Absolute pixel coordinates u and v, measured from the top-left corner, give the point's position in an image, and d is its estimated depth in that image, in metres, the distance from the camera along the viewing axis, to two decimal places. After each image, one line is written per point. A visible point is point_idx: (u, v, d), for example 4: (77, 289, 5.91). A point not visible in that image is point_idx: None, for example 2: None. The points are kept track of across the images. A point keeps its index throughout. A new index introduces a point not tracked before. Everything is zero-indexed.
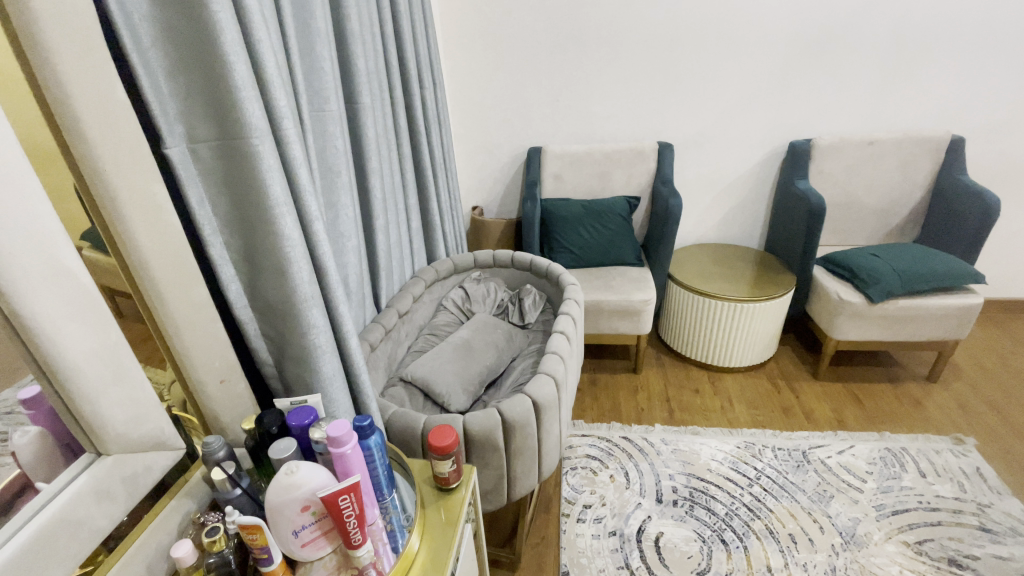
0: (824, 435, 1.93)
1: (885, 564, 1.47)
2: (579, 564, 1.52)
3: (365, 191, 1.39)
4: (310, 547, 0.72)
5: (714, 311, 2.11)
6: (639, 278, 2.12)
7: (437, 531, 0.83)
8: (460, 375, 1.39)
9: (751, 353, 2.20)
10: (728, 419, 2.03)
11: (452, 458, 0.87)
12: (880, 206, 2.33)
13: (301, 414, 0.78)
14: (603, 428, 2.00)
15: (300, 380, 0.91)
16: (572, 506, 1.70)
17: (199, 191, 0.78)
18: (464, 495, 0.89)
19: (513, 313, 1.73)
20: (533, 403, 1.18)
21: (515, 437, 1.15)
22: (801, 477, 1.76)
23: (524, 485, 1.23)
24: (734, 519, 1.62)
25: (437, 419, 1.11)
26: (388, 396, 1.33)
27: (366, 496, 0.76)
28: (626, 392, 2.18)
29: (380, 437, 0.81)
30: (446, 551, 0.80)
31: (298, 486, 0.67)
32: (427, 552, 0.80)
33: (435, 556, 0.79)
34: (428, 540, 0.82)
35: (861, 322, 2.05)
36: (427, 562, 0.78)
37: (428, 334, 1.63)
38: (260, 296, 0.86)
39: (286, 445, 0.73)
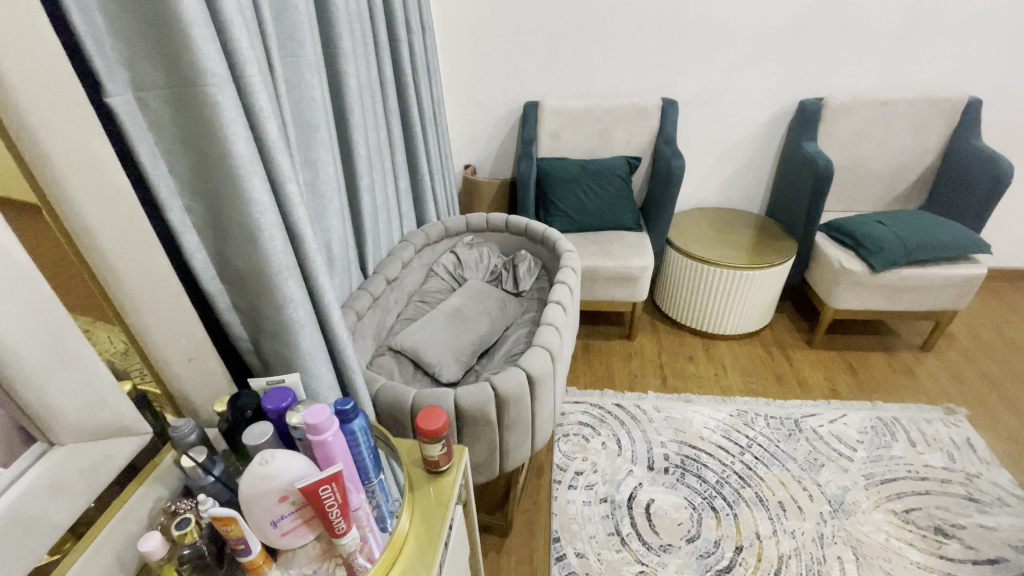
0: (817, 404, 1.92)
1: (872, 531, 1.49)
2: (569, 530, 1.53)
3: (348, 148, 1.28)
4: (291, 536, 0.68)
5: (713, 278, 2.06)
6: (638, 243, 2.05)
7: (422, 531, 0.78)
8: (452, 345, 1.34)
9: (747, 321, 2.16)
10: (722, 386, 2.01)
11: (442, 442, 0.80)
12: (888, 170, 2.25)
13: (277, 397, 0.71)
14: (596, 395, 1.98)
15: (278, 357, 0.85)
16: (564, 472, 1.70)
17: (151, 146, 0.68)
18: (455, 478, 0.85)
19: (507, 279, 1.66)
20: (527, 377, 1.13)
21: (508, 412, 1.11)
22: (792, 446, 1.76)
23: (517, 457, 1.20)
24: (724, 487, 1.63)
25: (427, 395, 1.06)
26: (376, 366, 1.28)
27: (350, 482, 0.71)
28: (620, 359, 2.16)
29: (365, 421, 0.75)
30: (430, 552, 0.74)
31: (273, 477, 0.62)
32: (410, 554, 0.74)
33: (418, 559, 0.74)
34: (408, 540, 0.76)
35: (861, 291, 2.01)
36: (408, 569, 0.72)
37: (419, 302, 1.56)
38: (228, 266, 0.77)
39: (261, 431, 0.67)
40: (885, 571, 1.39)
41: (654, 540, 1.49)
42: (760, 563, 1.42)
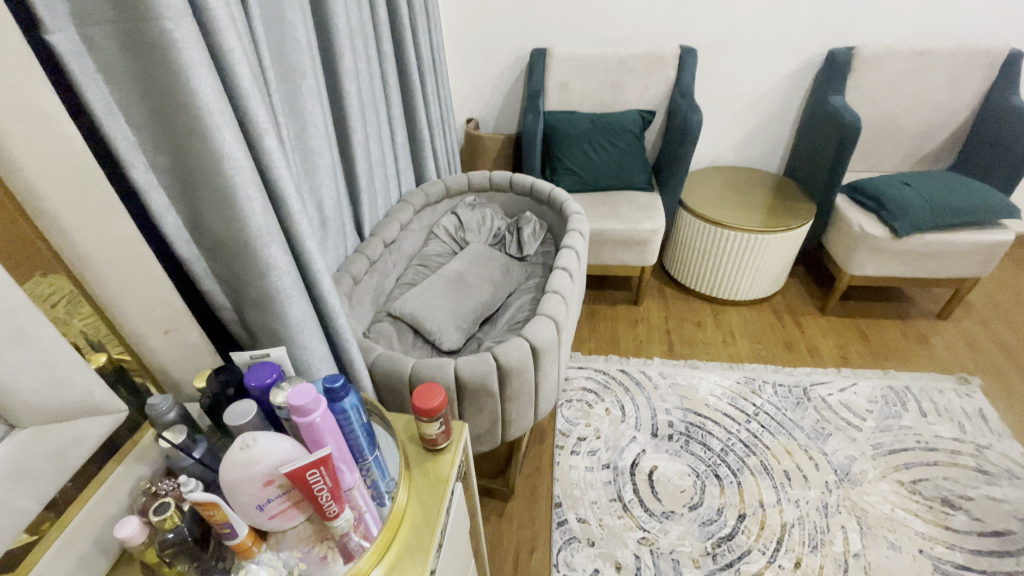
0: (827, 372, 1.88)
1: (877, 502, 1.47)
2: (571, 495, 1.52)
3: (339, 99, 1.18)
4: (279, 518, 0.64)
5: (726, 242, 1.97)
6: (648, 205, 1.95)
7: (416, 518, 0.72)
8: (453, 312, 1.28)
9: (758, 286, 2.09)
10: (730, 353, 1.97)
11: (440, 420, 0.75)
12: (918, 127, 2.11)
13: (261, 372, 0.66)
14: (601, 361, 1.94)
15: (264, 328, 0.79)
16: (567, 438, 1.68)
17: (103, 93, 0.60)
18: (454, 456, 0.80)
19: (510, 242, 1.58)
20: (531, 347, 1.08)
21: (511, 383, 1.06)
22: (800, 415, 1.73)
23: (520, 427, 1.17)
24: (729, 455, 1.61)
25: (425, 365, 1.01)
26: (374, 333, 1.23)
27: (340, 463, 0.67)
28: (625, 324, 2.10)
29: (357, 398, 0.70)
30: (425, 542, 0.70)
31: (256, 461, 0.57)
32: (403, 543, 0.69)
33: (411, 549, 0.69)
34: (401, 528, 0.71)
35: (881, 257, 1.92)
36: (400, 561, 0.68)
37: (418, 266, 1.49)
38: (203, 231, 0.70)
39: (245, 410, 0.62)
40: (889, 541, 1.38)
41: (656, 507, 1.48)
42: (763, 531, 1.42)
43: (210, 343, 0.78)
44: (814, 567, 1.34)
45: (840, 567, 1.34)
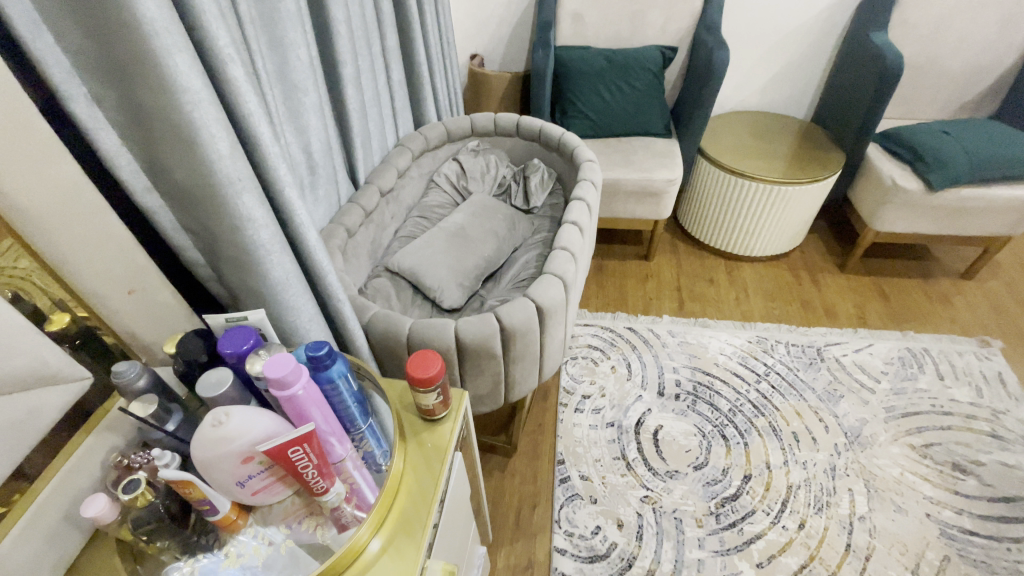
0: (843, 332, 1.81)
1: (887, 465, 1.45)
2: (574, 453, 1.50)
3: (326, 27, 1.05)
4: (264, 494, 0.59)
5: (746, 194, 1.85)
6: (665, 153, 1.82)
7: (415, 487, 0.67)
8: (454, 267, 1.20)
9: (776, 242, 1.99)
10: (743, 311, 1.89)
11: (437, 390, 0.69)
12: (963, 69, 1.93)
13: (237, 338, 0.59)
14: (608, 318, 1.87)
15: (244, 286, 0.72)
16: (571, 395, 1.64)
17: (27, 9, 0.49)
18: (453, 426, 0.74)
19: (516, 193, 1.48)
20: (538, 308, 1.00)
21: (515, 345, 1.00)
22: (812, 375, 1.68)
23: (524, 389, 1.12)
24: (736, 416, 1.57)
25: (423, 326, 0.94)
26: (371, 288, 1.16)
27: (327, 436, 0.62)
28: (635, 279, 2.02)
29: (345, 366, 0.64)
30: (423, 514, 0.65)
31: (230, 440, 0.51)
32: (401, 513, 0.65)
33: (410, 520, 0.64)
34: (398, 498, 0.66)
35: (910, 212, 1.80)
36: (398, 532, 0.63)
37: (418, 217, 1.39)
38: (166, 177, 0.62)
39: (218, 380, 0.56)
40: (896, 505, 1.36)
41: (660, 466, 1.46)
42: (768, 493, 1.40)
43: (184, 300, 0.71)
44: (818, 529, 1.33)
45: (844, 529, 1.32)
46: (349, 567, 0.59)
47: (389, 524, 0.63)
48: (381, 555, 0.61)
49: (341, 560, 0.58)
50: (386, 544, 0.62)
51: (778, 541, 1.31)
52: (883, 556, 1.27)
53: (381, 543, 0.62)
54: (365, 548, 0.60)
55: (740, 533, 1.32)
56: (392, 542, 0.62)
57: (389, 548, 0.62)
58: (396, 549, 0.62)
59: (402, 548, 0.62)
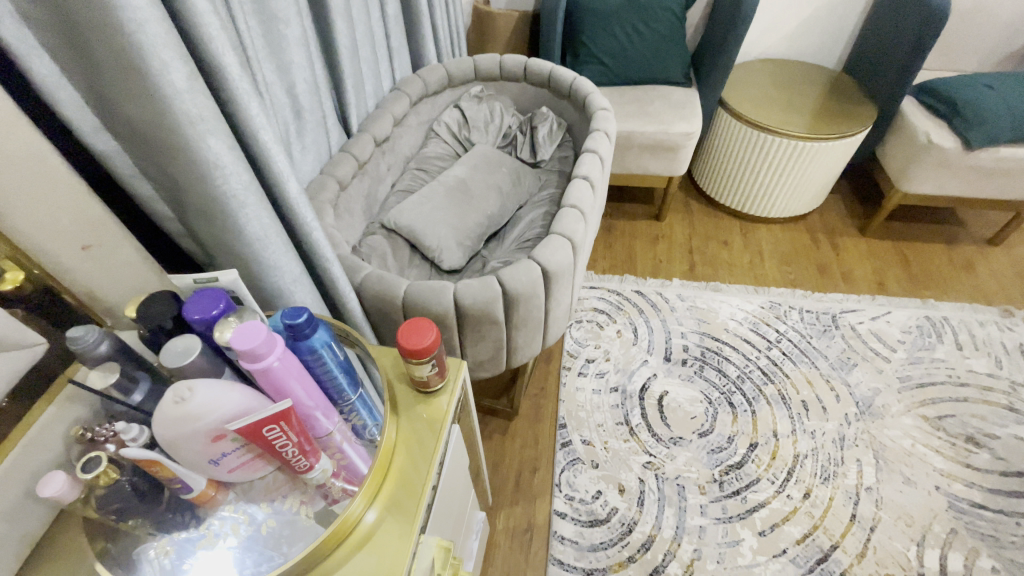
0: (860, 299, 1.74)
1: (897, 437, 1.41)
2: (577, 418, 1.47)
3: None
4: (242, 471, 0.54)
5: (768, 150, 1.73)
6: (683, 103, 1.69)
7: (410, 459, 0.63)
8: (454, 225, 1.12)
9: (796, 202, 1.89)
10: (757, 275, 1.81)
11: (432, 361, 0.63)
12: (1015, 15, 1.76)
13: (205, 301, 0.52)
14: (615, 280, 1.79)
15: (218, 242, 0.65)
16: (575, 359, 1.59)
17: None
18: (450, 399, 0.68)
19: (522, 144, 1.37)
20: (543, 271, 0.93)
21: (518, 310, 0.93)
22: (826, 343, 1.62)
23: (526, 355, 1.07)
24: (745, 383, 1.53)
25: (419, 288, 0.88)
26: (365, 246, 1.09)
27: (310, 410, 0.56)
28: (644, 240, 1.93)
29: (329, 334, 0.58)
30: (418, 487, 0.60)
31: (195, 419, 0.46)
32: (395, 487, 0.60)
33: (405, 493, 0.60)
34: (391, 471, 0.61)
35: (943, 173, 1.69)
36: (393, 504, 0.59)
37: (416, 169, 1.30)
38: (119, 116, 0.53)
39: (185, 348, 0.50)
40: (905, 477, 1.34)
41: (664, 433, 1.43)
42: (774, 461, 1.37)
43: (150, 257, 0.64)
44: (823, 498, 1.31)
45: (850, 499, 1.30)
46: (341, 541, 0.55)
47: (382, 497, 0.59)
48: (376, 528, 0.57)
49: (333, 535, 0.54)
50: (380, 518, 0.58)
51: (783, 510, 1.29)
52: (888, 527, 1.26)
53: (376, 515, 0.58)
54: (359, 521, 0.56)
55: (744, 501, 1.31)
56: (387, 515, 0.58)
57: (383, 522, 0.58)
58: (390, 524, 0.58)
59: (396, 522, 0.58)
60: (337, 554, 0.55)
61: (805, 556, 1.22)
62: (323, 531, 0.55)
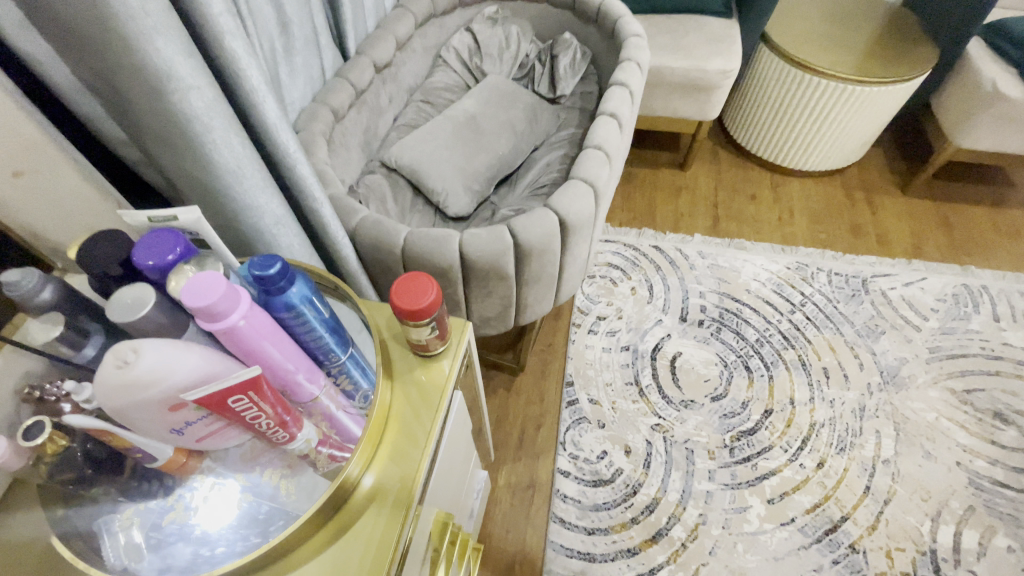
0: (895, 263, 1.62)
1: (921, 409, 1.35)
2: (585, 376, 1.41)
3: None
4: (212, 440, 0.48)
5: (812, 94, 1.56)
6: (722, 36, 1.51)
7: (408, 424, 0.56)
8: (462, 166, 1.01)
9: (834, 154, 1.73)
10: (784, 233, 1.69)
11: (432, 323, 0.55)
12: None
13: (158, 245, 0.44)
14: (632, 234, 1.68)
15: (183, 173, 0.55)
16: (585, 316, 1.51)
17: None
18: (452, 364, 0.61)
19: (540, 77, 1.23)
20: (560, 221, 0.83)
21: (530, 264, 0.84)
22: (854, 308, 1.53)
23: (536, 313, 0.99)
24: (764, 347, 1.45)
25: (421, 236, 0.78)
26: (363, 187, 0.99)
27: (289, 374, 0.49)
28: (666, 191, 1.79)
29: (308, 287, 0.49)
30: (416, 455, 0.54)
31: (144, 388, 0.38)
32: (392, 454, 0.54)
33: (402, 463, 0.53)
34: (386, 436, 0.55)
35: (1005, 127, 1.52)
36: (390, 473, 0.53)
37: (421, 102, 1.17)
38: (42, 9, 0.42)
39: (136, 300, 0.43)
40: (925, 451, 1.29)
41: (675, 395, 1.37)
42: (788, 429, 1.32)
43: (101, 184, 0.55)
44: (837, 469, 1.26)
45: (865, 471, 1.26)
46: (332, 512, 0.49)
47: (378, 465, 0.53)
48: (371, 498, 0.51)
49: (324, 508, 0.48)
50: (376, 486, 0.52)
51: (794, 478, 1.25)
52: (903, 501, 1.22)
53: (373, 481, 0.52)
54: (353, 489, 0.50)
55: (754, 469, 1.26)
56: (383, 484, 0.52)
57: (380, 490, 0.52)
58: (387, 496, 0.52)
59: (392, 496, 0.52)
60: (329, 524, 0.49)
61: (814, 526, 1.19)
62: (313, 504, 0.49)
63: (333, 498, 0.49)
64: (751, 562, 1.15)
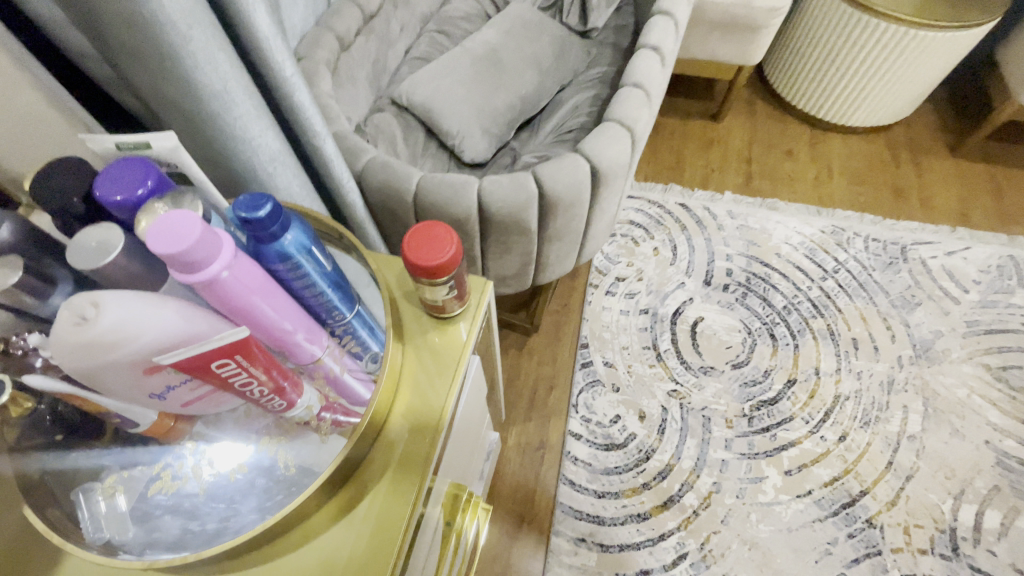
0: (937, 231, 1.52)
1: (953, 385, 1.29)
2: (600, 339, 1.35)
3: None
4: (199, 406, 0.42)
5: (867, 38, 1.41)
6: None
7: (422, 390, 0.50)
8: (480, 107, 0.91)
9: (883, 109, 1.59)
10: (820, 194, 1.58)
11: (450, 282, 0.48)
12: None
13: (125, 178, 0.37)
14: (658, 190, 1.58)
15: (158, 96, 0.47)
16: (603, 276, 1.44)
17: None
18: (472, 327, 0.54)
19: (569, 8, 1.09)
20: (590, 170, 0.74)
21: (555, 218, 0.76)
22: (890, 277, 1.44)
23: (556, 272, 0.92)
24: (791, 314, 1.38)
25: (436, 182, 0.70)
26: (371, 126, 0.89)
27: (286, 336, 0.43)
28: (696, 144, 1.67)
29: (306, 235, 0.43)
30: (432, 422, 0.48)
31: (108, 349, 0.32)
32: (405, 422, 0.49)
33: (414, 435, 0.48)
34: (398, 404, 0.49)
35: None
36: (403, 442, 0.47)
37: (435, 34, 1.05)
38: None
39: (101, 245, 0.36)
40: (952, 428, 1.24)
41: (694, 361, 1.31)
42: (811, 401, 1.27)
43: (68, 105, 0.47)
44: (860, 443, 1.22)
45: (888, 446, 1.21)
46: (340, 483, 0.45)
47: (390, 434, 0.48)
48: (382, 469, 0.46)
49: (326, 484, 0.43)
50: (388, 457, 0.47)
51: (814, 451, 1.21)
52: (925, 477, 1.18)
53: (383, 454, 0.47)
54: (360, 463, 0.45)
55: (773, 440, 1.22)
56: (395, 454, 0.47)
57: (390, 463, 0.47)
58: (397, 470, 0.46)
59: (403, 469, 0.46)
60: (336, 498, 0.45)
61: (831, 500, 1.16)
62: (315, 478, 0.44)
63: (341, 468, 0.44)
64: (763, 533, 1.13)
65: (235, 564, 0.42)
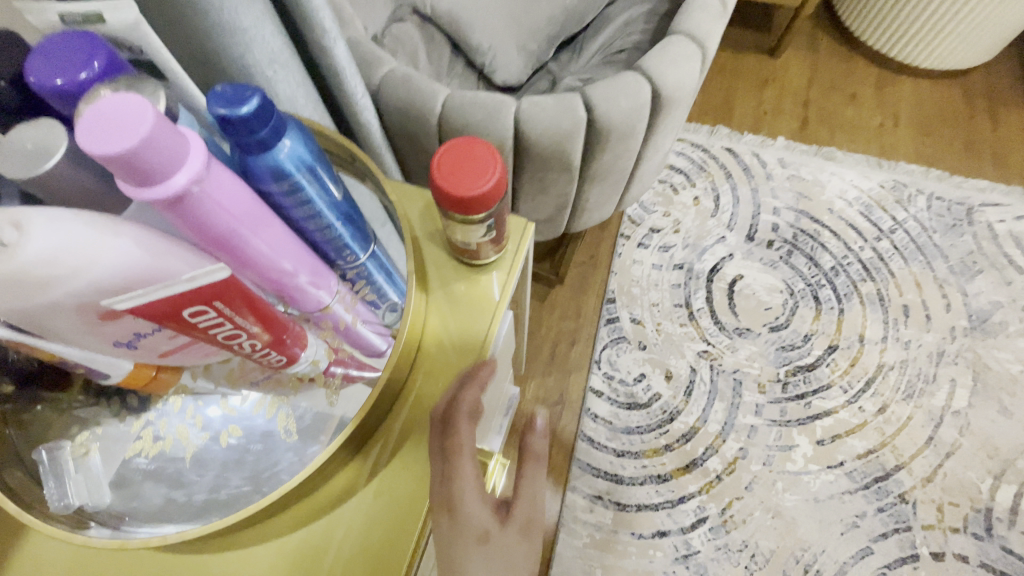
0: (1010, 192, 1.37)
1: (1007, 360, 1.20)
2: (629, 294, 1.26)
3: None
4: (180, 357, 0.35)
5: None
6: None
7: (448, 343, 0.43)
8: (518, 19, 0.78)
9: (967, 48, 1.40)
10: (883, 144, 1.42)
11: (489, 220, 0.39)
12: None
13: (64, 57, 0.28)
14: (702, 132, 1.43)
15: None
16: (636, 227, 1.33)
17: None
18: (509, 277, 0.45)
19: None
20: (651, 95, 0.62)
21: (603, 152, 0.66)
22: (951, 241, 1.31)
23: (593, 218, 0.82)
24: (838, 277, 1.27)
25: (469, 100, 0.60)
26: (390, 38, 0.77)
27: (284, 276, 0.35)
28: (748, 82, 1.50)
29: (305, 149, 0.34)
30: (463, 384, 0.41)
31: (41, 287, 0.25)
32: (426, 383, 0.41)
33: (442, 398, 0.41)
34: (423, 362, 0.42)
35: None
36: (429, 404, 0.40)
37: None
38: None
39: (39, 148, 0.28)
40: (1001, 406, 1.16)
41: (729, 321, 1.23)
42: (852, 369, 1.18)
43: None
44: (900, 416, 1.14)
45: (930, 421, 1.14)
46: (354, 451, 0.38)
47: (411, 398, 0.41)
48: (403, 437, 0.39)
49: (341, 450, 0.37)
50: (404, 422, 0.40)
51: (850, 422, 1.14)
52: (966, 455, 1.11)
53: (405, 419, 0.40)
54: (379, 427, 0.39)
55: (807, 407, 1.15)
56: (418, 419, 0.40)
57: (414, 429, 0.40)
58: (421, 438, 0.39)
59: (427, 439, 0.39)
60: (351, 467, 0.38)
61: (863, 472, 1.10)
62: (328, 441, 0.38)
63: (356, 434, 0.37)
64: (789, 501, 1.08)
65: (230, 541, 0.36)
